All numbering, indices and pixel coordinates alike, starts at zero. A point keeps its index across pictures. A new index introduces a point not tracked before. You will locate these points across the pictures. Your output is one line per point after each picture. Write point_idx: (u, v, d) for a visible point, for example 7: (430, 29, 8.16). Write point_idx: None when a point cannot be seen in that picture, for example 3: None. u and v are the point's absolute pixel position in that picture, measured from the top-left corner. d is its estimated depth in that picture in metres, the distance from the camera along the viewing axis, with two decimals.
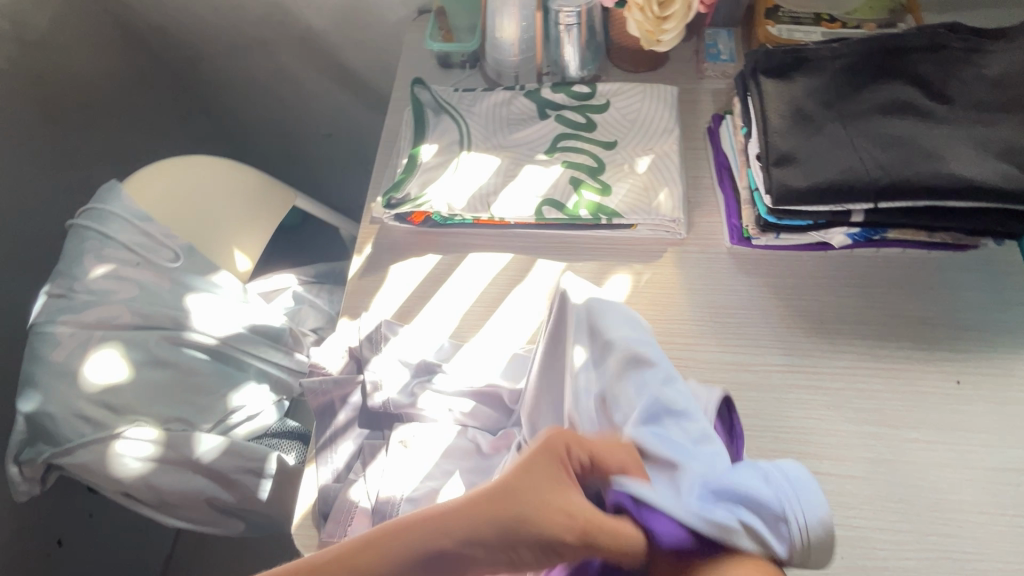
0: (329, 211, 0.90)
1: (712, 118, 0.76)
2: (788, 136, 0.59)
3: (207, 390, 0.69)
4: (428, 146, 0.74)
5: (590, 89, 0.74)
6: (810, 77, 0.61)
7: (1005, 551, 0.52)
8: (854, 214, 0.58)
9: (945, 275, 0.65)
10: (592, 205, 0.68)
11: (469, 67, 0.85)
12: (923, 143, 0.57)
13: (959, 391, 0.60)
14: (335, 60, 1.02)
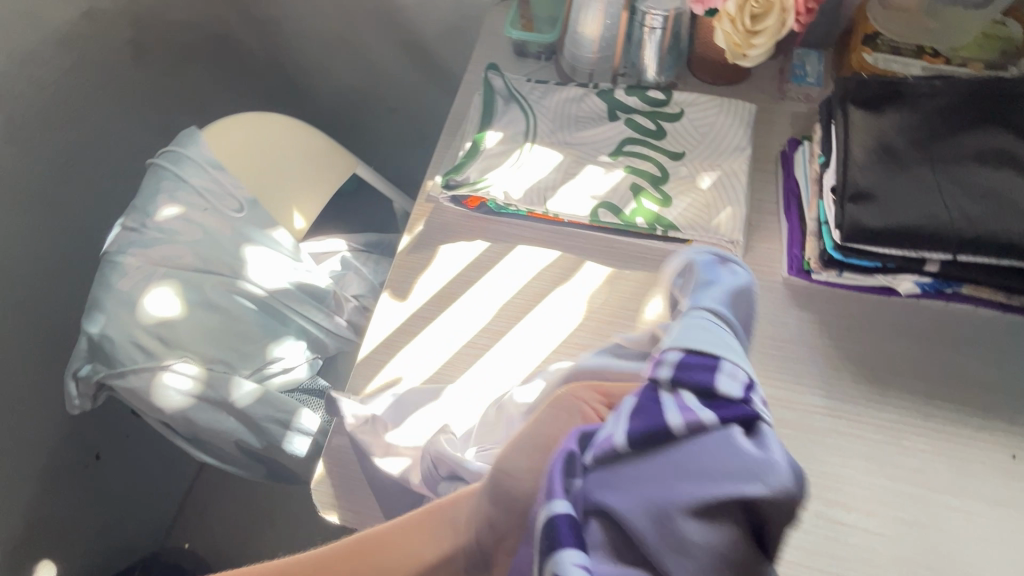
0: (386, 183, 0.91)
1: (786, 142, 0.73)
2: (869, 171, 0.56)
3: (250, 338, 0.72)
4: (493, 133, 0.74)
5: (665, 96, 0.73)
6: (903, 113, 0.58)
7: None
8: (928, 262, 0.55)
9: (1015, 340, 0.61)
10: (650, 214, 0.67)
11: (544, 59, 0.85)
12: (1020, 198, 0.53)
13: (1014, 467, 0.56)
14: (413, 36, 1.03)
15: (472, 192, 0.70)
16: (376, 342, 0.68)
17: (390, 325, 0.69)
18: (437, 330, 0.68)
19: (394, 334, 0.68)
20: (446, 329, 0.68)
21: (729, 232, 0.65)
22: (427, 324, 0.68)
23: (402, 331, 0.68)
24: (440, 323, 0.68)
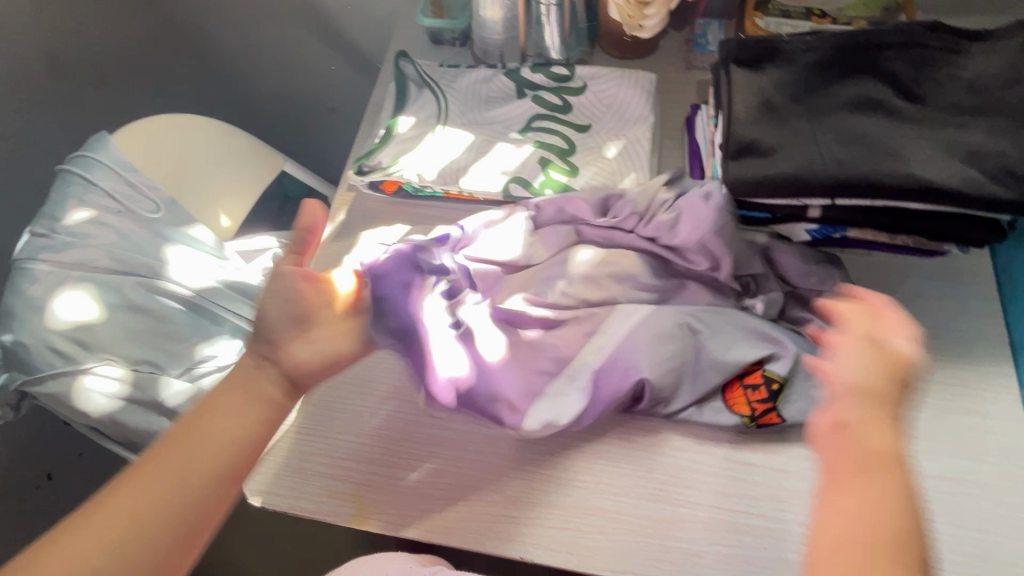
0: (315, 178, 0.92)
1: (690, 108, 0.76)
2: (751, 125, 0.59)
3: (178, 338, 0.72)
4: (405, 118, 0.75)
5: (569, 71, 0.75)
6: (780, 69, 0.60)
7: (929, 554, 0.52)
8: (810, 208, 0.58)
9: (908, 279, 0.64)
10: (558, 185, 0.68)
11: (459, 45, 0.86)
12: (886, 141, 0.56)
13: (908, 397, 0.59)
14: (338, 33, 1.04)
15: (385, 177, 0.71)
16: None
17: None
18: None
19: None
20: None
21: (657, 200, 0.62)
22: None
23: None
24: None
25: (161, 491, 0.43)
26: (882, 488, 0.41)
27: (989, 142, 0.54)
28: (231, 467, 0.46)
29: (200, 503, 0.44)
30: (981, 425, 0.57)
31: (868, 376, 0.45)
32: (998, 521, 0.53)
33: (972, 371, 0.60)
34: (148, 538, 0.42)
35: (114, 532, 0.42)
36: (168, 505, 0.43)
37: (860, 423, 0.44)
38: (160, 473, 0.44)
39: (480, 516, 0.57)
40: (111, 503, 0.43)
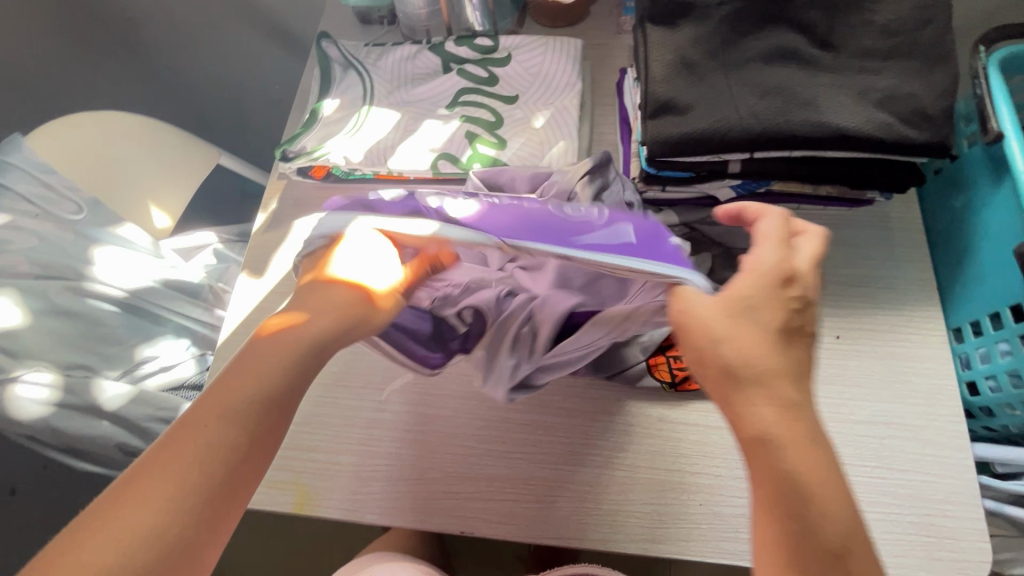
0: (252, 170, 0.90)
1: (619, 73, 0.75)
2: (668, 83, 0.58)
3: (115, 340, 0.72)
4: (330, 101, 0.74)
5: (494, 42, 0.73)
6: (696, 24, 0.60)
7: (860, 499, 0.53)
8: (731, 164, 0.58)
9: (837, 231, 0.64)
10: (486, 158, 0.67)
11: (386, 24, 0.84)
12: (800, 91, 0.55)
13: (838, 346, 0.59)
14: None
15: (311, 162, 0.70)
16: (237, 323, 0.68)
17: (247, 306, 0.69)
18: None
19: (253, 314, 0.68)
20: None
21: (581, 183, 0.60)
22: (285, 299, 0.68)
23: (263, 309, 0.68)
24: None
25: (178, 469, 0.36)
26: (815, 462, 0.35)
27: (900, 85, 0.54)
28: (291, 395, 0.40)
29: (254, 438, 0.38)
30: (912, 369, 0.58)
31: (763, 314, 0.37)
32: (928, 462, 0.54)
33: (901, 317, 0.60)
34: (207, 484, 0.36)
35: (198, 495, 0.36)
36: (229, 449, 0.37)
37: (734, 338, 0.36)
38: (228, 424, 0.38)
39: (421, 494, 0.57)
40: (179, 456, 0.36)
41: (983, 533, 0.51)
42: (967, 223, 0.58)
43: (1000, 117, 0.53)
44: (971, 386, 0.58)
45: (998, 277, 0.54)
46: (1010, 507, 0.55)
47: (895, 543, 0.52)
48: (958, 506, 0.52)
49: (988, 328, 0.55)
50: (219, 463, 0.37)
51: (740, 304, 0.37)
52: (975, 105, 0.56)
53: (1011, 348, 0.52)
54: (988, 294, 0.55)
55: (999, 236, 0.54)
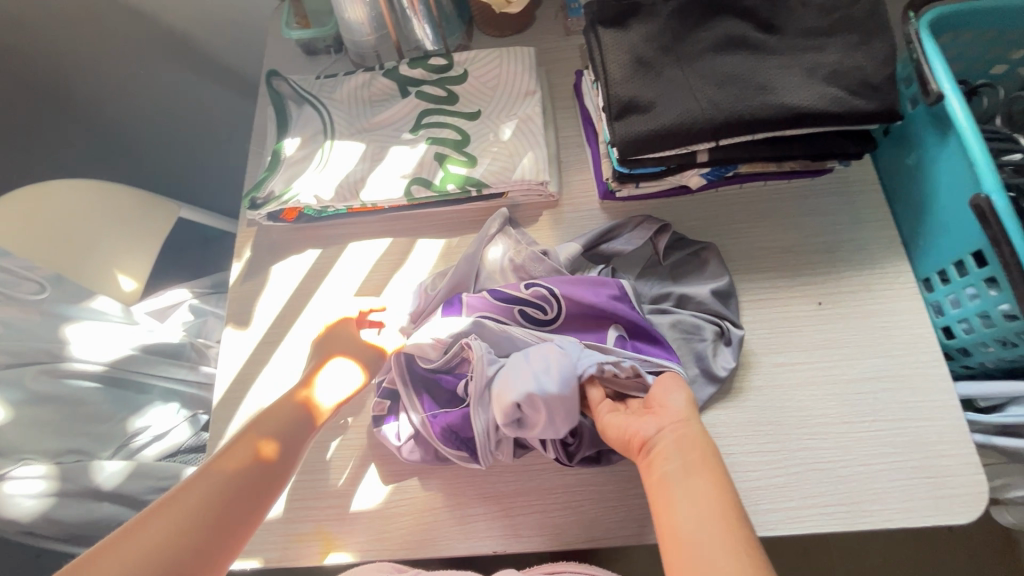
0: (215, 218, 0.87)
1: (575, 75, 0.76)
2: (628, 83, 0.59)
3: (102, 417, 0.70)
4: (291, 140, 0.72)
5: (447, 60, 0.73)
6: (645, 23, 0.61)
7: (863, 454, 0.56)
8: (699, 154, 0.60)
9: (804, 202, 0.67)
10: (459, 178, 0.67)
11: (333, 52, 0.83)
12: (754, 76, 0.58)
13: (822, 312, 0.62)
14: (205, 58, 0.98)
15: (281, 206, 0.68)
16: (229, 380, 0.66)
17: (238, 361, 0.67)
18: (288, 350, 0.67)
19: (245, 368, 0.66)
20: (294, 347, 0.67)
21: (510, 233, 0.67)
22: (276, 347, 0.67)
23: (254, 362, 0.66)
24: (288, 344, 0.67)
25: (180, 518, 0.37)
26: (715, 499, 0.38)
27: (845, 59, 0.57)
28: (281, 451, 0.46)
29: (257, 481, 0.43)
30: (892, 323, 0.61)
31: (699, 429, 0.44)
32: (918, 408, 0.58)
33: (874, 275, 0.63)
34: (201, 519, 0.38)
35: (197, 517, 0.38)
36: (232, 487, 0.41)
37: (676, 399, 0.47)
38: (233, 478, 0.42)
39: (448, 522, 0.58)
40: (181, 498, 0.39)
41: (977, 466, 0.55)
42: (921, 179, 0.62)
43: (939, 78, 0.56)
44: (946, 330, 0.62)
45: (957, 227, 0.58)
46: (997, 437, 0.59)
47: (902, 490, 0.55)
48: (951, 444, 0.56)
49: (955, 276, 0.58)
50: (215, 504, 0.39)
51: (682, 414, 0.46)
52: (914, 69, 0.59)
53: (979, 292, 0.55)
54: (949, 243, 0.59)
55: (952, 189, 0.58)
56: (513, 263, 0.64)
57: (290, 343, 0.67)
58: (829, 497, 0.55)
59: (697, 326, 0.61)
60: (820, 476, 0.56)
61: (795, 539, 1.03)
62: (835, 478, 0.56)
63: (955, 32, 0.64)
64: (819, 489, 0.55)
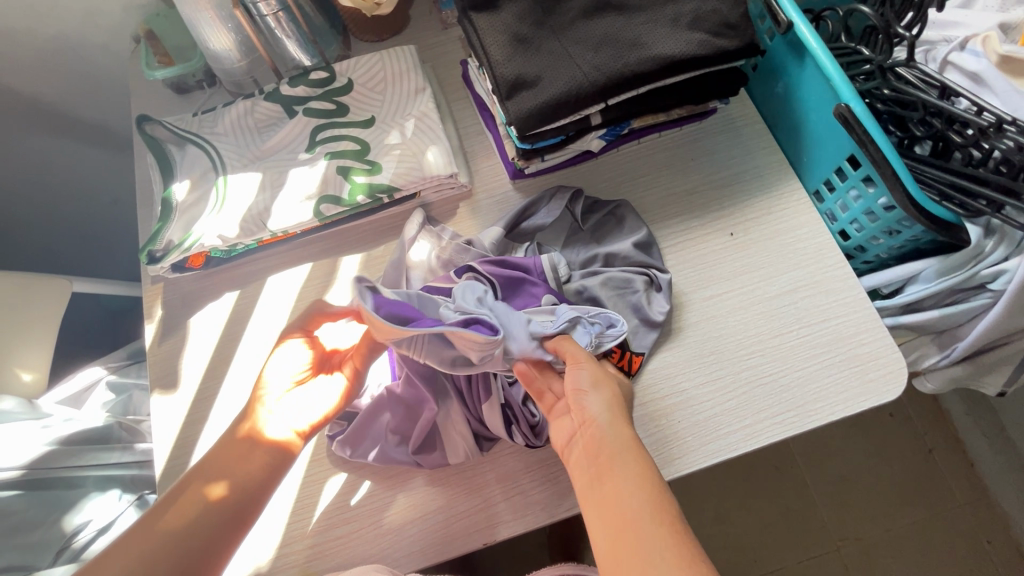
0: (117, 284, 0.81)
1: (461, 65, 0.76)
2: (511, 61, 0.60)
3: (32, 525, 0.63)
4: (180, 184, 0.68)
5: (329, 73, 0.72)
6: (515, 1, 0.62)
7: (798, 359, 0.61)
8: (593, 117, 0.62)
9: (698, 144, 0.71)
10: (367, 187, 0.66)
11: (206, 86, 0.78)
12: (626, 34, 0.60)
13: (735, 241, 0.67)
14: (64, 118, 0.90)
15: (185, 254, 0.64)
16: (168, 448, 0.61)
17: (175, 426, 0.62)
18: (226, 401, 0.63)
19: (184, 431, 0.62)
20: (232, 396, 0.63)
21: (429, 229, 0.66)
22: (213, 401, 0.63)
23: (192, 422, 0.62)
24: (225, 394, 0.63)
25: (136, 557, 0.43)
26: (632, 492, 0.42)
27: (702, 4, 0.61)
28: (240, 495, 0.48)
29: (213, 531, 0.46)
30: (796, 237, 0.66)
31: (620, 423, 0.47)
32: (835, 308, 0.63)
33: (773, 197, 0.68)
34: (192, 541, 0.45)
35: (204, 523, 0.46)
36: (204, 522, 0.46)
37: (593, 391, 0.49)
38: (198, 514, 0.46)
39: (432, 528, 0.57)
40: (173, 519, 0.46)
41: (892, 346, 0.61)
42: (792, 103, 0.67)
43: (785, 8, 0.61)
44: (842, 233, 0.68)
45: (830, 138, 0.63)
46: (903, 316, 0.65)
47: (836, 383, 0.60)
48: (868, 333, 0.62)
49: (838, 183, 0.64)
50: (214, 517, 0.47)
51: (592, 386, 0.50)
52: (763, 4, 0.64)
53: (860, 192, 0.61)
54: (827, 155, 0.65)
55: (818, 106, 0.63)
56: (440, 260, 0.64)
57: (227, 393, 0.63)
58: (778, 407, 0.59)
59: (627, 280, 0.63)
60: (766, 389, 0.60)
61: (764, 459, 1.10)
62: (779, 387, 0.60)
63: None
64: (767, 402, 0.59)
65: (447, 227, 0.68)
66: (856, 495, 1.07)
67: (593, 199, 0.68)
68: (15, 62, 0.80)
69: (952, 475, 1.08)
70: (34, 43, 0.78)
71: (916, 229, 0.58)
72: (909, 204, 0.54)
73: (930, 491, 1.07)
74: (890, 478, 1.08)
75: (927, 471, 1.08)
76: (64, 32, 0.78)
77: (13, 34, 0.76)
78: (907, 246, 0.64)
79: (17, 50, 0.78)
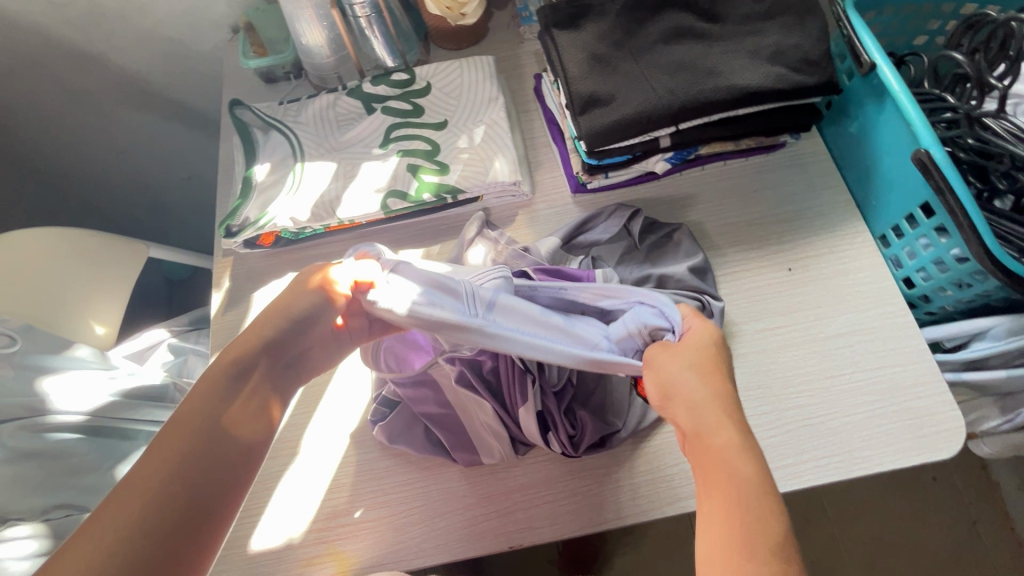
0: (188, 254, 0.86)
1: (534, 78, 0.79)
2: (587, 79, 0.62)
3: (88, 468, 0.67)
4: (261, 166, 0.72)
5: (410, 75, 0.75)
6: (597, 22, 0.64)
7: (848, 404, 0.59)
8: (662, 139, 0.63)
9: (763, 177, 0.71)
10: (434, 186, 0.69)
11: (293, 78, 0.83)
12: (704, 62, 0.61)
13: (793, 277, 0.66)
14: (159, 97, 0.96)
15: (258, 232, 0.68)
16: None
17: None
18: None
19: None
20: None
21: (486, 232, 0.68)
22: None
23: None
24: None
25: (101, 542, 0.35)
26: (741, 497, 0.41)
27: (784, 39, 0.61)
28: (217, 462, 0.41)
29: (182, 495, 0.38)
30: (857, 280, 0.65)
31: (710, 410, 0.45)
32: (893, 355, 0.61)
33: (836, 237, 0.67)
34: (167, 511, 0.37)
35: (157, 511, 0.37)
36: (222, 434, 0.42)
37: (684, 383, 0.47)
38: (208, 434, 0.41)
39: (461, 524, 0.58)
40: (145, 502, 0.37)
41: (952, 402, 0.59)
42: (865, 144, 0.67)
43: (868, 50, 0.61)
44: (907, 280, 0.66)
45: (903, 183, 0.62)
46: (965, 373, 0.63)
47: (887, 432, 0.58)
48: (926, 385, 0.60)
49: (908, 229, 0.63)
50: (181, 491, 0.38)
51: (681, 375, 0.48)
52: (846, 43, 0.64)
53: (930, 240, 0.60)
54: (899, 199, 0.63)
55: (894, 149, 0.62)
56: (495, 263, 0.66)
57: None
58: (823, 450, 0.58)
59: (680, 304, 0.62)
60: (813, 430, 0.59)
61: (794, 507, 1.06)
62: (826, 429, 0.58)
63: (877, 7, 0.69)
64: (813, 442, 0.58)
65: (505, 233, 0.69)
66: (889, 559, 1.02)
67: (652, 220, 0.69)
68: (126, 42, 0.87)
69: (998, 553, 1.01)
70: (145, 27, 0.85)
71: (989, 283, 0.56)
72: (986, 256, 0.53)
73: (971, 566, 1.01)
74: (928, 545, 1.02)
75: (970, 544, 1.02)
76: (173, 19, 0.84)
77: (128, 17, 0.83)
78: (976, 300, 0.61)
79: (129, 32, 0.85)
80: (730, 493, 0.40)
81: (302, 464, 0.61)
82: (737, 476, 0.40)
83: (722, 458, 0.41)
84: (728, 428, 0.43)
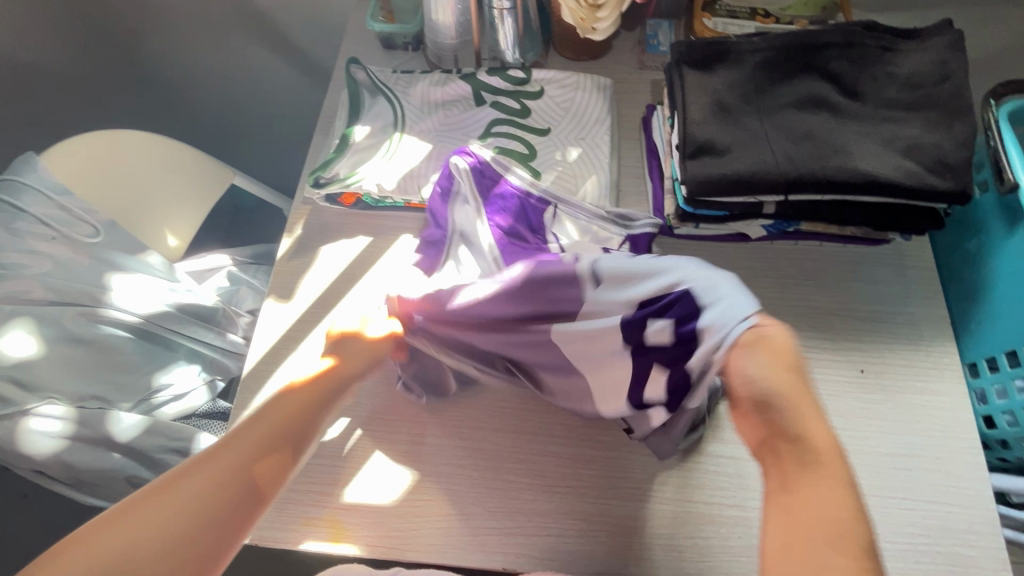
0: (268, 191, 0.88)
1: (646, 108, 0.77)
2: (706, 125, 0.60)
3: (129, 369, 0.70)
4: (362, 127, 0.73)
5: (526, 75, 0.75)
6: (730, 70, 0.62)
7: (891, 530, 0.55)
8: (766, 205, 0.60)
9: (858, 269, 0.67)
10: None
11: (411, 49, 0.84)
12: (833, 136, 0.58)
13: (862, 381, 0.62)
14: (282, 36, 1.00)
15: (343, 189, 0.69)
16: (261, 353, 0.66)
17: (276, 333, 0.67)
18: (326, 330, 0.66)
19: (280, 343, 0.66)
20: (335, 324, 0.67)
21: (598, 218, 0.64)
22: (317, 325, 0.67)
23: (288, 338, 0.66)
24: (325, 324, 0.67)
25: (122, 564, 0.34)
26: (826, 493, 0.35)
27: (925, 135, 0.57)
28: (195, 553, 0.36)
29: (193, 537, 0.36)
30: (932, 403, 0.61)
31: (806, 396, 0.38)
32: (955, 495, 0.57)
33: (922, 352, 0.63)
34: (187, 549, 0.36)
35: (180, 559, 0.36)
36: (189, 519, 0.37)
37: (786, 371, 0.38)
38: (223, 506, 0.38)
39: (460, 531, 0.57)
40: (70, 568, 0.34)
41: (1004, 563, 0.54)
42: (981, 265, 0.62)
43: (1015, 169, 0.56)
44: (986, 418, 0.62)
45: (1015, 319, 0.57)
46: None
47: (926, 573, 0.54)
48: (981, 537, 0.55)
49: (1007, 366, 0.58)
50: (183, 545, 0.36)
51: (758, 393, 0.38)
52: (989, 154, 0.59)
53: None
54: (1004, 333, 0.59)
55: (1015, 281, 0.58)
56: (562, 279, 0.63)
57: (331, 319, 0.67)
58: None
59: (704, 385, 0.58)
60: None
61: None
62: None
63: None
64: None
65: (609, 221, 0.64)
66: None
67: None
68: None
69: None
70: None
71: None
72: None
73: None
74: None
75: None
76: None
77: None
78: None
79: None
80: (799, 514, 0.35)
81: (324, 424, 0.62)
82: (823, 497, 0.35)
83: (818, 470, 0.36)
84: (841, 482, 0.35)
